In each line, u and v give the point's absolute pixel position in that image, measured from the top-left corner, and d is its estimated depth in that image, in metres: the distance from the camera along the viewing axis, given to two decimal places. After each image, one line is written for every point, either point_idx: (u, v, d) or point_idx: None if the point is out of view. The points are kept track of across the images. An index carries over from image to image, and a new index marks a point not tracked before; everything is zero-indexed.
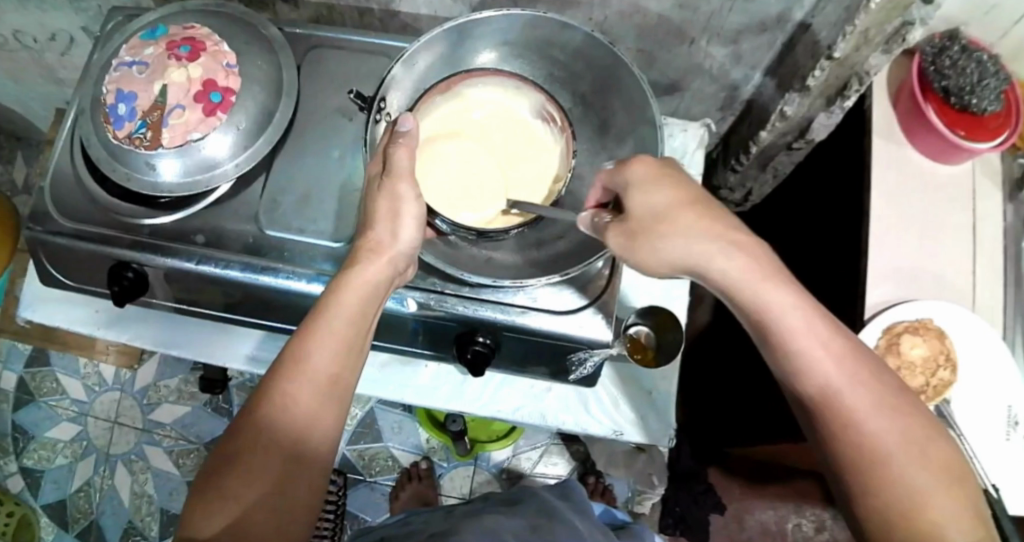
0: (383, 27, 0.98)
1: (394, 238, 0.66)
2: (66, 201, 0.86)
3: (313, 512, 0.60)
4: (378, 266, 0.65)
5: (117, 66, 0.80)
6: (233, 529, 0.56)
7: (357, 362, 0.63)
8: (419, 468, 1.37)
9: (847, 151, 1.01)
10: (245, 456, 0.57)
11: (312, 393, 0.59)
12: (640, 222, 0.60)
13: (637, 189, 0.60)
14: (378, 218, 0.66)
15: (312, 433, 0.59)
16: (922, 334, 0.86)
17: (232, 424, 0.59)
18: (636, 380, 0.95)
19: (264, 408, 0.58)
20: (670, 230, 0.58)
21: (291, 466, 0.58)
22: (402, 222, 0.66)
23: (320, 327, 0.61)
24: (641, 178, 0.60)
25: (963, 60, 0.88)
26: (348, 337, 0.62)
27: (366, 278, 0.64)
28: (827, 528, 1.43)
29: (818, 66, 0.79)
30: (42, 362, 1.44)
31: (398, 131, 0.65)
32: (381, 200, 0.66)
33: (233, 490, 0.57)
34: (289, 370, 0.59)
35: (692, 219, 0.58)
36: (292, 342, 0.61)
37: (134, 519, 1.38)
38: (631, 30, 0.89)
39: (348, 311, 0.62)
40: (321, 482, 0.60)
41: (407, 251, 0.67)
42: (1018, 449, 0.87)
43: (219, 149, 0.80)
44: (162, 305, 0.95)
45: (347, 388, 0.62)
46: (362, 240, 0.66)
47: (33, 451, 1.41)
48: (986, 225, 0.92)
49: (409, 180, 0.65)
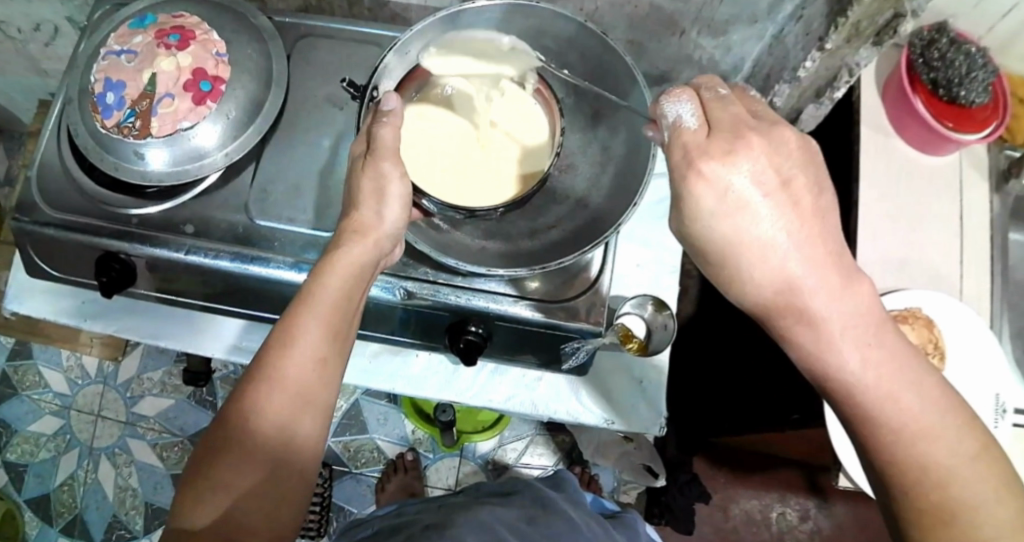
0: (373, 16, 0.97)
1: (379, 218, 0.65)
2: (50, 191, 0.85)
3: (305, 494, 0.60)
4: (362, 249, 0.64)
5: (105, 55, 0.79)
6: (224, 521, 0.56)
7: (343, 346, 0.62)
8: (406, 460, 1.36)
9: (836, 141, 1.02)
10: (230, 446, 0.57)
11: (298, 380, 0.58)
12: (712, 245, 0.51)
13: (706, 210, 0.51)
14: (361, 198, 0.65)
15: (300, 422, 0.58)
16: (911, 322, 0.87)
17: (218, 417, 0.58)
18: (628, 369, 0.95)
19: (248, 399, 0.57)
20: (745, 264, 0.50)
21: (279, 456, 0.58)
22: (382, 202, 0.66)
23: (305, 314, 0.60)
24: (717, 203, 0.50)
25: (952, 52, 0.90)
26: (335, 321, 0.61)
27: (351, 258, 0.63)
28: (811, 517, 1.45)
29: (809, 58, 0.80)
30: (25, 356, 1.42)
31: (382, 110, 0.68)
32: (372, 180, 0.65)
33: (223, 481, 0.57)
34: (274, 360, 0.58)
35: (782, 255, 0.49)
36: (276, 329, 0.60)
37: (118, 514, 1.36)
38: (623, 20, 0.89)
39: (333, 296, 0.61)
40: (314, 467, 0.60)
41: (393, 231, 0.66)
42: (1005, 436, 0.88)
43: (208, 139, 0.79)
44: (147, 296, 0.94)
45: (335, 373, 0.61)
46: (347, 221, 0.65)
47: (15, 446, 1.39)
48: (972, 213, 0.94)
49: (392, 158, 0.66)
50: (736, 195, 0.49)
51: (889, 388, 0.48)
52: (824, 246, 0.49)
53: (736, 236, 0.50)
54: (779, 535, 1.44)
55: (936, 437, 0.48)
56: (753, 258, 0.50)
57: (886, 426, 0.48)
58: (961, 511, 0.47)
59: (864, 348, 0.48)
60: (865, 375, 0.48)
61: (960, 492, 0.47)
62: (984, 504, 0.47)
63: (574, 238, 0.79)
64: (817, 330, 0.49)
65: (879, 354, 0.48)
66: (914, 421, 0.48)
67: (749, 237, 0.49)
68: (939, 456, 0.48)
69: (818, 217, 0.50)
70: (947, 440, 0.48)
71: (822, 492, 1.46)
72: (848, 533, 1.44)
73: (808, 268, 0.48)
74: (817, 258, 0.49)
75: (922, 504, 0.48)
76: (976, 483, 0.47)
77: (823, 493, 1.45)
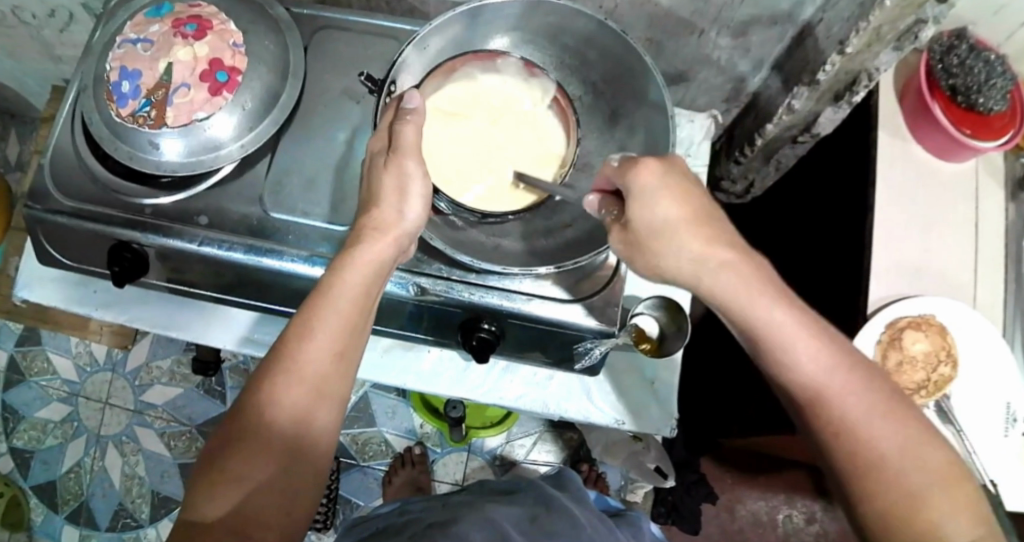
0: (391, 9, 0.97)
1: (401, 217, 0.65)
2: (64, 179, 0.84)
3: (318, 487, 0.60)
4: (383, 246, 0.63)
5: (120, 43, 0.78)
6: (238, 518, 0.55)
7: (359, 342, 0.62)
8: (413, 453, 1.36)
9: (852, 145, 1.02)
10: (246, 437, 0.56)
11: (316, 374, 0.59)
12: (640, 230, 0.59)
13: (637, 199, 0.59)
14: (382, 195, 0.64)
15: (316, 414, 0.59)
16: (925, 329, 0.87)
17: (233, 408, 0.58)
18: (639, 370, 0.95)
19: (266, 393, 0.57)
20: (664, 246, 0.59)
21: (293, 450, 0.58)
22: (404, 199, 0.64)
23: (324, 309, 0.60)
24: (643, 193, 0.58)
25: (971, 59, 0.89)
26: (352, 317, 0.61)
27: (373, 255, 0.63)
28: (817, 519, 1.45)
29: (828, 61, 0.78)
30: (33, 342, 1.42)
31: (403, 108, 0.66)
32: (394, 177, 0.64)
33: (238, 475, 0.56)
34: (294, 353, 0.59)
35: (690, 239, 0.58)
36: (295, 322, 0.60)
37: (124, 502, 1.37)
38: (642, 19, 0.89)
39: (352, 291, 0.61)
40: (325, 461, 0.60)
41: (413, 229, 0.65)
42: (1015, 445, 0.88)
43: (223, 130, 0.78)
44: (159, 286, 0.94)
45: (349, 368, 0.61)
46: (365, 218, 0.64)
47: (23, 432, 1.39)
48: (989, 221, 0.93)
49: (414, 156, 0.64)
50: (653, 188, 0.58)
51: (813, 355, 0.56)
52: (717, 233, 0.58)
53: (693, 277, 0.59)
54: (785, 536, 1.45)
55: (865, 402, 0.54)
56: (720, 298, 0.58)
57: (849, 427, 0.54)
58: (887, 468, 0.53)
59: (790, 316, 0.57)
60: (822, 375, 0.55)
61: (919, 487, 0.52)
62: (940, 495, 0.52)
63: (588, 240, 0.78)
64: (783, 340, 0.56)
65: (839, 361, 0.56)
66: (845, 388, 0.55)
67: (665, 220, 0.58)
68: (870, 420, 0.54)
69: (704, 214, 0.59)
70: (870, 397, 0.55)
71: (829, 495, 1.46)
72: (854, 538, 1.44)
73: (733, 269, 0.58)
74: (716, 242, 0.58)
75: (884, 500, 0.52)
76: (904, 444, 0.53)
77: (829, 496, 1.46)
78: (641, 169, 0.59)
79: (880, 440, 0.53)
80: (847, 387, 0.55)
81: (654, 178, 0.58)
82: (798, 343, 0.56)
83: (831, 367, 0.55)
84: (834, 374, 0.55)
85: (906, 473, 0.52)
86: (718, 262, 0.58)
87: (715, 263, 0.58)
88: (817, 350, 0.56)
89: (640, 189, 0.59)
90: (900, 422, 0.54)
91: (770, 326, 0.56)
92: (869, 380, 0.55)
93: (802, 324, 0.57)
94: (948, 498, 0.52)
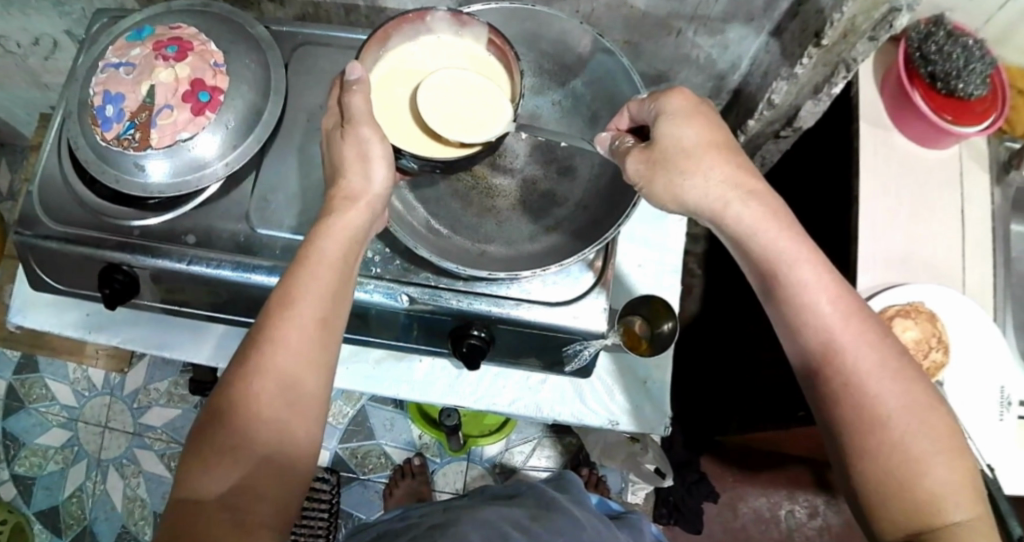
0: (370, 23, 0.98)
1: (368, 182, 0.66)
2: (52, 204, 0.85)
3: (311, 462, 0.59)
4: (354, 214, 0.65)
5: (103, 67, 0.79)
6: (236, 489, 0.54)
7: (341, 309, 0.62)
8: (412, 465, 1.36)
9: (834, 136, 1.02)
10: (230, 413, 0.56)
11: (300, 340, 0.58)
12: (670, 146, 0.62)
13: (669, 118, 0.62)
14: (346, 165, 0.65)
15: (304, 380, 0.58)
16: (914, 317, 0.87)
17: (219, 387, 0.58)
18: (631, 369, 0.95)
19: (252, 362, 0.57)
20: (692, 167, 0.61)
21: (284, 417, 0.57)
22: (366, 165, 0.65)
23: (303, 277, 0.60)
24: (679, 114, 0.62)
25: (948, 46, 0.90)
26: (332, 283, 0.61)
27: (345, 224, 0.64)
28: (819, 513, 1.45)
29: (806, 54, 0.79)
30: (32, 370, 1.42)
31: (347, 80, 0.64)
32: (354, 146, 0.65)
33: (230, 446, 0.55)
34: (276, 322, 0.58)
35: (718, 162, 0.61)
36: (275, 293, 0.60)
37: (127, 524, 1.37)
38: (619, 21, 0.89)
39: (328, 259, 0.62)
40: (318, 429, 0.59)
41: (382, 193, 0.66)
42: (1011, 427, 0.88)
43: (208, 149, 0.79)
44: (151, 307, 0.95)
45: (335, 333, 0.61)
46: (336, 189, 0.66)
47: (24, 458, 1.39)
48: (975, 206, 0.94)
49: (370, 122, 0.64)
50: (678, 113, 0.62)
51: (825, 304, 0.56)
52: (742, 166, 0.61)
53: (715, 201, 0.60)
54: (788, 533, 1.44)
55: (878, 359, 0.54)
56: (742, 226, 0.59)
57: (858, 380, 0.53)
58: (890, 429, 0.52)
59: (809, 262, 0.57)
60: (833, 325, 0.55)
61: (921, 451, 0.51)
62: (941, 462, 0.51)
63: (574, 241, 0.79)
64: (797, 288, 0.56)
65: (855, 316, 0.55)
66: (858, 343, 0.54)
67: (688, 140, 0.61)
68: (880, 379, 0.53)
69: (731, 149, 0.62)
70: (881, 356, 0.54)
71: (830, 489, 1.45)
72: (858, 530, 1.43)
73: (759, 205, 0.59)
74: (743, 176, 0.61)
75: (882, 459, 0.52)
76: (910, 409, 0.52)
77: (830, 489, 1.45)
78: (671, 96, 0.63)
79: (888, 401, 0.52)
80: (857, 343, 0.54)
81: (680, 104, 0.63)
82: (812, 288, 0.56)
83: (842, 320, 0.55)
84: (847, 327, 0.55)
85: (908, 434, 0.52)
86: (742, 192, 0.60)
87: (741, 189, 0.60)
88: (831, 300, 0.56)
89: (672, 112, 0.62)
90: (909, 385, 0.53)
91: (789, 269, 0.57)
92: (882, 341, 0.55)
93: (819, 272, 0.57)
94: (947, 467, 0.51)
